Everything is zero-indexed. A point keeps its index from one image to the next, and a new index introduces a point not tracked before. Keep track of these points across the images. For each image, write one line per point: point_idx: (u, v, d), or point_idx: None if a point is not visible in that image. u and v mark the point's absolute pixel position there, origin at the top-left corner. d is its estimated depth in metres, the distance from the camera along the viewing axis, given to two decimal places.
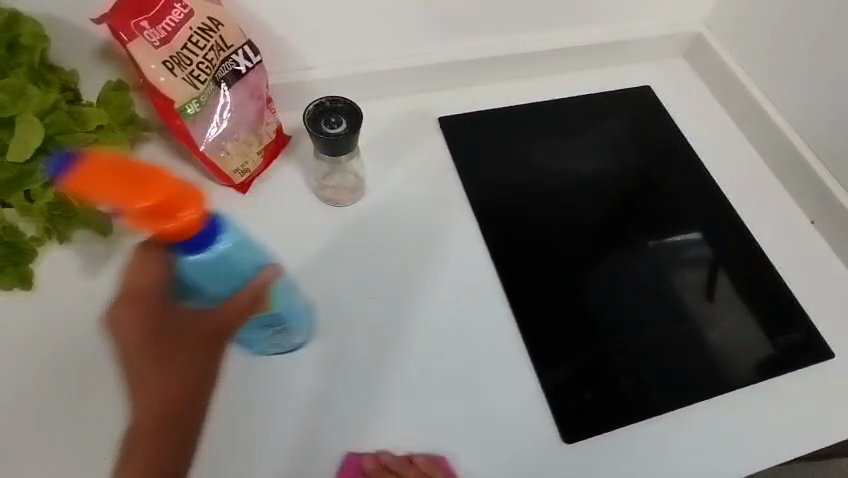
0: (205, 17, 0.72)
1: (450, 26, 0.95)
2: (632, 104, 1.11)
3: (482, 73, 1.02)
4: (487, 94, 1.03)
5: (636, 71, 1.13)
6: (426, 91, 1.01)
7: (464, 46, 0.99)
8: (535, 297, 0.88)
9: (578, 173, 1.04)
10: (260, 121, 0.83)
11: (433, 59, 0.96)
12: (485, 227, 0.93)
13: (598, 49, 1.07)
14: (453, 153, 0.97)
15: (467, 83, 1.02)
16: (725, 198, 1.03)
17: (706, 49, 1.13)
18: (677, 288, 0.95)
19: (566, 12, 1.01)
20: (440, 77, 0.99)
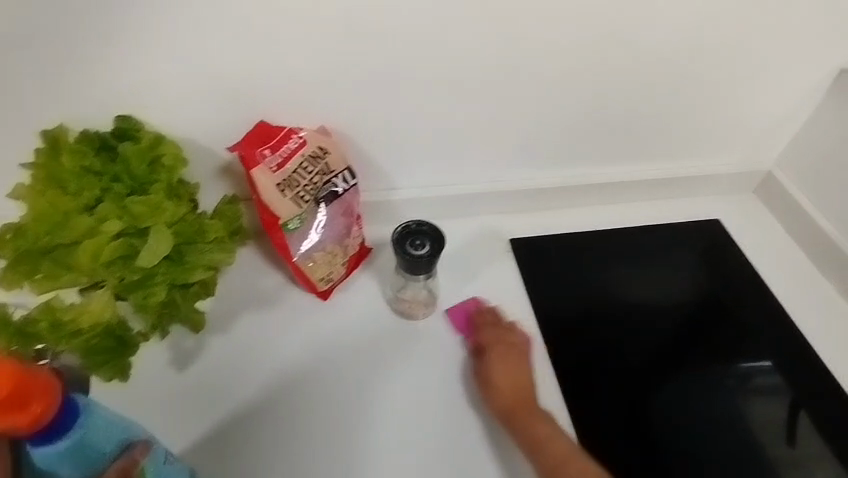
0: (316, 147, 0.83)
1: (527, 156, 1.02)
2: (699, 234, 1.12)
3: (554, 200, 1.07)
4: (558, 219, 1.07)
5: (708, 203, 1.15)
6: (500, 213, 1.06)
7: (539, 174, 1.05)
8: (605, 423, 0.87)
9: (644, 292, 1.05)
10: (347, 236, 0.90)
11: (509, 185, 1.03)
12: (552, 343, 0.94)
13: (668, 183, 1.11)
14: (524, 275, 1.00)
15: (539, 208, 1.08)
16: (800, 332, 1.00)
17: (778, 188, 1.14)
18: (752, 422, 0.92)
19: (639, 149, 1.06)
20: (513, 202, 1.05)
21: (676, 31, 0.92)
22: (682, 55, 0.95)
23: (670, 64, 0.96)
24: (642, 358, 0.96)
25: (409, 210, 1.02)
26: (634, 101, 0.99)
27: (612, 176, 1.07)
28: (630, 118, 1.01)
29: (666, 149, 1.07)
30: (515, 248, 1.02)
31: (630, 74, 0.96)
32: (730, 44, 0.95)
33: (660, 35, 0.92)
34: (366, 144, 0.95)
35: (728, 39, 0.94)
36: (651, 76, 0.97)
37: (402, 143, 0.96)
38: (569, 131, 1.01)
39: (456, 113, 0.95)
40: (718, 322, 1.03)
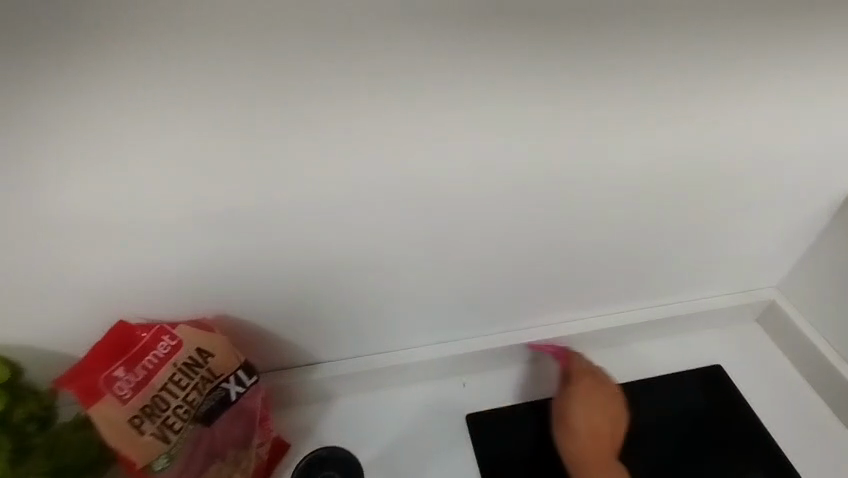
0: (194, 348, 0.63)
1: (481, 314, 0.84)
2: (698, 388, 0.92)
3: (515, 357, 0.89)
4: (523, 380, 0.89)
5: (704, 343, 0.97)
6: (450, 378, 0.88)
7: (494, 331, 0.87)
8: None
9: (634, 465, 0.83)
10: (247, 445, 0.69)
11: (462, 347, 0.85)
12: None
13: (648, 325, 0.93)
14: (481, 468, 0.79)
15: (498, 366, 0.89)
16: None
17: (781, 317, 0.96)
18: None
19: (610, 293, 0.88)
20: (465, 364, 0.87)
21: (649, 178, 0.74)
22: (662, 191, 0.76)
23: (646, 211, 0.78)
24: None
25: (343, 386, 0.83)
26: (605, 249, 0.81)
27: (584, 323, 0.90)
28: (601, 265, 0.83)
29: (644, 289, 0.90)
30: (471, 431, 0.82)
31: (598, 223, 0.77)
32: (715, 186, 0.77)
33: (630, 181, 0.73)
34: (273, 326, 0.74)
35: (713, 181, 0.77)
36: (623, 225, 0.78)
37: (319, 319, 0.76)
38: (528, 285, 0.83)
39: (382, 282, 0.75)
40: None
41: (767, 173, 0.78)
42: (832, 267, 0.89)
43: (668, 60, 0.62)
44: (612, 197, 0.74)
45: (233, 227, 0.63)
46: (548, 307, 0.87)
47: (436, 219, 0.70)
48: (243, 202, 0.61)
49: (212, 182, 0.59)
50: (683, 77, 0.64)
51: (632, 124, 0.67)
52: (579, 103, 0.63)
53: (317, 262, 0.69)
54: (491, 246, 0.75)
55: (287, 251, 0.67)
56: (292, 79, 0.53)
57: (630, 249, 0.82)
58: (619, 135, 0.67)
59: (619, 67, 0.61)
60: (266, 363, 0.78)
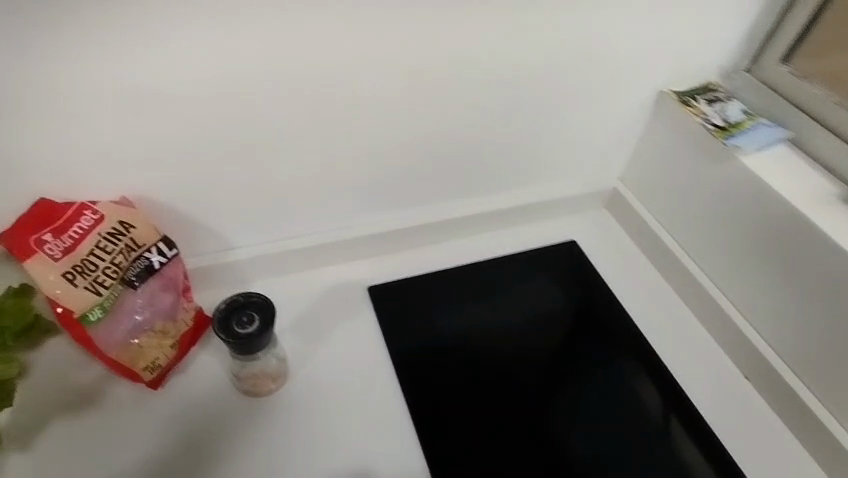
0: (116, 221, 0.72)
1: (371, 199, 0.98)
2: (556, 254, 1.14)
3: (409, 241, 1.06)
4: (417, 260, 1.06)
5: (563, 224, 1.19)
6: (355, 261, 1.02)
7: (389, 219, 1.02)
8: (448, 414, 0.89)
9: (497, 298, 1.07)
10: (174, 310, 0.80)
11: (359, 230, 0.99)
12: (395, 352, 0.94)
13: (519, 210, 1.12)
14: (381, 319, 0.96)
15: (396, 250, 1.05)
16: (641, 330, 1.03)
17: (623, 203, 1.19)
18: (598, 404, 0.97)
19: (483, 182, 1.06)
20: (367, 247, 1.02)
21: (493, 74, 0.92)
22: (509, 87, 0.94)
23: (496, 102, 0.96)
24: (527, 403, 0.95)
25: (254, 267, 0.94)
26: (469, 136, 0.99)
27: (463, 209, 1.07)
28: (468, 153, 1.01)
29: (511, 179, 1.08)
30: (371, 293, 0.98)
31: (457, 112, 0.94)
32: (548, 81, 0.97)
33: (478, 71, 0.90)
34: (188, 210, 0.85)
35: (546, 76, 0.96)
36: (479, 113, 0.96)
37: (224, 201, 0.87)
38: (409, 170, 0.98)
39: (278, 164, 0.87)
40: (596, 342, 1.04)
41: (587, 71, 0.98)
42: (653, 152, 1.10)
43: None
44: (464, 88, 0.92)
45: (139, 107, 0.73)
46: (432, 197, 1.03)
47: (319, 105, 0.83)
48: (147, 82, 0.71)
49: (117, 65, 0.69)
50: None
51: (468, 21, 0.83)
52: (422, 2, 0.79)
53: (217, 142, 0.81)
54: (369, 132, 0.90)
55: (191, 132, 0.78)
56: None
57: (489, 138, 1.01)
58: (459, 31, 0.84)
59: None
60: (187, 249, 0.89)
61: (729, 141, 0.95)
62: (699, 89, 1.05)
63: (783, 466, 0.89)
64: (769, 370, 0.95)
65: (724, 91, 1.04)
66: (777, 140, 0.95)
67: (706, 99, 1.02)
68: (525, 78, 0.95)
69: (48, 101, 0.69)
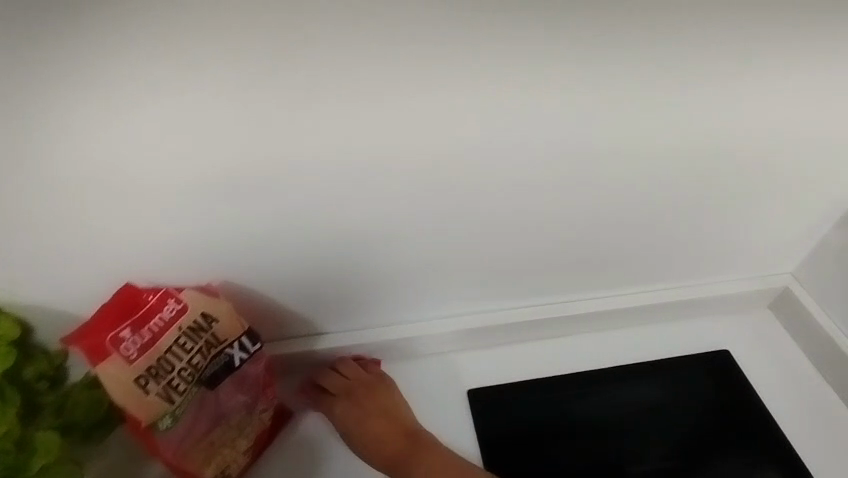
0: (199, 314, 0.64)
1: (487, 288, 0.83)
2: (703, 372, 0.89)
3: (517, 336, 0.88)
4: (525, 358, 0.87)
5: (721, 327, 0.94)
6: (451, 354, 0.87)
7: (497, 310, 0.86)
8: None
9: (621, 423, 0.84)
10: (251, 410, 0.70)
11: (460, 322, 0.84)
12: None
13: (658, 308, 0.91)
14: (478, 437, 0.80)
15: (502, 345, 0.88)
16: None
17: (797, 307, 0.92)
18: None
19: (616, 273, 0.86)
20: (468, 339, 0.86)
21: (664, 156, 0.71)
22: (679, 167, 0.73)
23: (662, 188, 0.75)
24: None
25: (346, 355, 0.82)
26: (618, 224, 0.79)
27: (596, 304, 0.88)
28: (612, 243, 0.81)
29: (651, 271, 0.87)
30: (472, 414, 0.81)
31: (609, 198, 0.75)
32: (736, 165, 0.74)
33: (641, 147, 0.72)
34: (275, 292, 0.74)
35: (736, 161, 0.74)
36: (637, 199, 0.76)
37: (318, 284, 0.75)
38: (536, 259, 0.81)
39: (384, 249, 0.74)
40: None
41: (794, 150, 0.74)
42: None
43: (699, 17, 0.58)
44: (625, 170, 0.72)
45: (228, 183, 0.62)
46: (552, 287, 0.85)
47: (440, 189, 0.69)
48: (247, 159, 0.61)
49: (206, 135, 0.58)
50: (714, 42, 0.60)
51: (652, 91, 0.64)
52: (600, 69, 0.61)
53: (317, 227, 0.69)
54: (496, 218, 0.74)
55: (282, 211, 0.67)
56: (302, 25, 0.52)
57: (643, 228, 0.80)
58: (637, 104, 0.65)
59: (648, 19, 0.57)
60: (271, 332, 0.79)
61: None
62: None
63: None
64: None
65: None
66: None
67: None
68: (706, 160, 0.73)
69: (126, 176, 0.58)
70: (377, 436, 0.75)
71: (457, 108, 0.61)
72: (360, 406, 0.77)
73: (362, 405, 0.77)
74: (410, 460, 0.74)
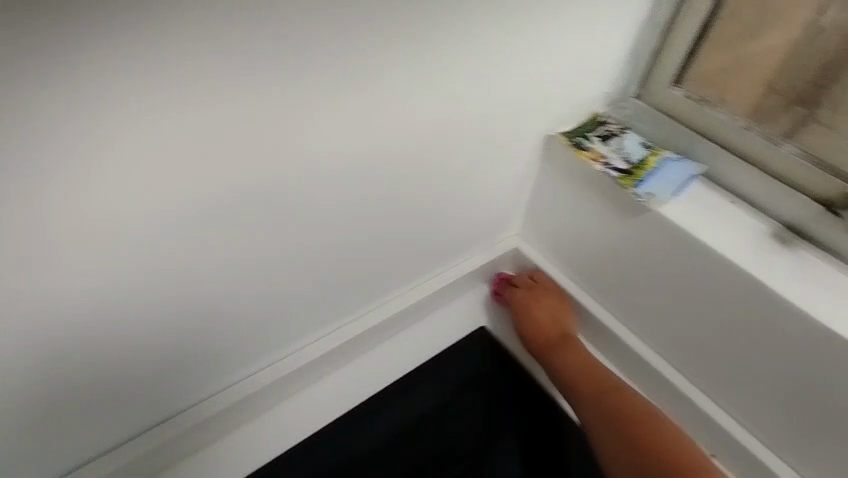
0: None
1: (215, 368, 0.72)
2: (467, 357, 0.92)
3: (273, 396, 0.80)
4: (287, 415, 0.82)
5: (471, 305, 0.97)
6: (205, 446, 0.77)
7: (238, 379, 0.76)
8: None
9: (402, 443, 0.83)
10: None
11: (199, 408, 0.72)
12: None
13: (408, 311, 0.89)
14: None
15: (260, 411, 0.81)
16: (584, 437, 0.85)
17: (530, 263, 0.98)
18: None
19: (353, 296, 0.81)
20: (216, 425, 0.76)
21: (352, 190, 0.64)
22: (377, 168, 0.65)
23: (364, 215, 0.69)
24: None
25: None
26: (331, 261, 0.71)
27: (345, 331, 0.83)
28: (336, 279, 0.75)
29: (390, 280, 0.84)
30: None
31: (311, 231, 0.65)
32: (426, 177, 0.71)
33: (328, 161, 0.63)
34: None
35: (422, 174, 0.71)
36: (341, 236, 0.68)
37: None
38: (256, 320, 0.71)
39: (52, 399, 0.57)
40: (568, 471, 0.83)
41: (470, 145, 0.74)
42: (552, 206, 0.91)
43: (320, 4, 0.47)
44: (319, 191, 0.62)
45: None
46: (290, 334, 0.77)
47: (62, 294, 0.50)
48: None
49: None
50: (324, 64, 0.51)
51: (302, 97, 0.52)
52: (216, 96, 0.47)
53: None
54: (185, 304, 0.60)
55: None
56: None
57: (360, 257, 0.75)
58: (287, 127, 0.53)
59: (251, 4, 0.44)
60: None
61: (641, 188, 0.77)
62: (588, 125, 0.87)
63: None
64: (743, 452, 0.80)
65: (616, 123, 0.87)
66: (691, 178, 0.80)
67: (600, 136, 0.85)
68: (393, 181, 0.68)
69: None
70: (524, 324, 0.91)
71: (20, 197, 0.42)
72: (534, 305, 0.92)
73: (533, 305, 0.92)
74: (560, 347, 0.88)
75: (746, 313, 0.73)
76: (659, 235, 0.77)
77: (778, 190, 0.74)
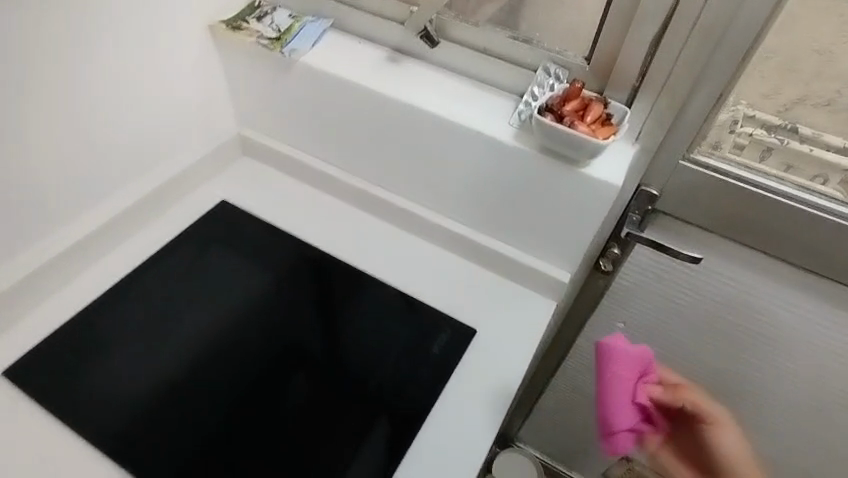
0: None
1: None
2: (213, 223, 1.10)
3: (41, 291, 0.95)
4: (65, 304, 0.96)
5: (211, 187, 1.16)
6: None
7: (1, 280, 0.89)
8: (166, 407, 0.86)
9: (167, 294, 1.00)
10: None
11: None
12: (64, 398, 0.85)
13: (150, 199, 1.06)
14: (36, 384, 0.86)
15: (33, 305, 0.94)
16: (316, 247, 1.07)
17: (253, 142, 1.18)
18: (306, 324, 0.99)
19: (85, 190, 0.96)
20: None
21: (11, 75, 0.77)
22: (36, 59, 0.79)
23: (39, 103, 0.82)
24: (250, 391, 0.90)
25: None
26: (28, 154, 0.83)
27: (91, 224, 0.98)
28: (50, 172, 0.88)
29: (117, 173, 1.00)
30: (22, 375, 0.87)
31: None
32: (85, 63, 0.86)
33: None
34: None
35: (81, 61, 0.85)
36: (29, 124, 0.82)
37: None
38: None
39: None
40: (290, 287, 1.04)
41: (121, 32, 0.89)
42: (241, 85, 1.10)
43: None
44: None
45: None
46: (36, 232, 0.91)
47: None
48: None
49: None
50: None
51: None
52: None
53: None
54: None
55: None
56: None
57: (61, 151, 0.88)
58: None
59: None
60: None
61: (286, 48, 0.97)
62: (246, 10, 1.05)
63: (457, 289, 1.03)
64: (425, 222, 1.06)
65: (267, 4, 1.06)
66: (325, 31, 1.02)
67: (256, 17, 1.03)
68: (51, 70, 0.81)
69: None
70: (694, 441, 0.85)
71: None
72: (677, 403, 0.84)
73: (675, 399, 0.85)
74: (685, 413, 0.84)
75: (374, 112, 0.97)
76: (308, 78, 0.99)
77: (376, 22, 0.98)
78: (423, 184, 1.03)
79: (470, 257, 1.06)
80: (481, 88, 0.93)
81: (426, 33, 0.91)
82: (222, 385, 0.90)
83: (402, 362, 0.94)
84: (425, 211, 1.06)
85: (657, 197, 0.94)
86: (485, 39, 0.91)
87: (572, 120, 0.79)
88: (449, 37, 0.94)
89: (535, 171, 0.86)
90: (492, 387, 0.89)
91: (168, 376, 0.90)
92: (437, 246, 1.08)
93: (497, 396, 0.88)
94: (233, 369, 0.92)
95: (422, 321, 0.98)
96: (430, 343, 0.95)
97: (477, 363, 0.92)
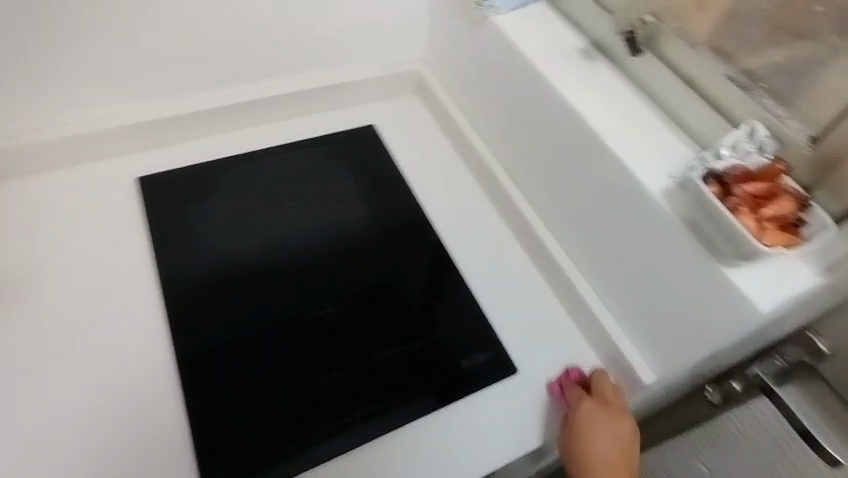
0: None
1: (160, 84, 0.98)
2: (352, 142, 1.12)
3: (198, 130, 1.05)
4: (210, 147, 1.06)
5: (370, 108, 1.18)
6: (143, 150, 1.03)
7: (175, 109, 1.01)
8: (217, 276, 0.91)
9: (279, 179, 1.05)
10: None
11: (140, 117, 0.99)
12: (160, 224, 0.95)
13: (316, 93, 1.12)
14: (152, 204, 0.97)
15: (184, 138, 1.05)
16: (423, 207, 1.04)
17: (425, 86, 1.17)
18: (369, 269, 0.96)
19: (268, 60, 1.05)
20: (150, 135, 1.01)
21: None
22: None
23: None
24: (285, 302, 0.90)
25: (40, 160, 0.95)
26: None
27: (259, 92, 1.07)
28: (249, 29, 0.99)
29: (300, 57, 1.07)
30: (145, 189, 0.98)
31: None
32: None
33: None
34: None
35: None
36: None
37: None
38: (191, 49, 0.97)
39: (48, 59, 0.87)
40: (377, 231, 1.01)
41: None
42: (438, 24, 1.09)
43: None
44: None
45: None
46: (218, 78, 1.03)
47: None
48: None
49: None
50: None
51: None
52: None
53: None
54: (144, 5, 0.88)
55: None
56: None
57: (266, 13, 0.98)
58: None
59: None
60: None
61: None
62: None
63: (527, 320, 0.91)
64: (534, 236, 0.96)
65: None
66: None
67: None
68: None
69: None
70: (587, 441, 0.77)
71: None
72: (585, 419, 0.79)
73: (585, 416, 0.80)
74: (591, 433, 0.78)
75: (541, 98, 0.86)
76: (494, 38, 0.92)
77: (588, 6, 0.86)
78: (553, 197, 0.90)
79: (561, 296, 0.92)
80: (663, 123, 0.77)
81: (631, 35, 0.78)
82: (269, 284, 0.92)
83: (429, 357, 0.87)
84: (539, 225, 0.95)
85: (823, 355, 0.70)
86: (696, 67, 0.74)
87: (738, 204, 0.61)
88: (658, 51, 0.78)
89: (671, 244, 0.69)
90: (493, 443, 0.81)
91: (239, 254, 0.95)
92: (536, 267, 0.97)
93: (490, 455, 0.80)
94: (286, 275, 0.94)
95: (467, 331, 0.89)
96: (461, 356, 0.87)
97: (494, 409, 0.83)
